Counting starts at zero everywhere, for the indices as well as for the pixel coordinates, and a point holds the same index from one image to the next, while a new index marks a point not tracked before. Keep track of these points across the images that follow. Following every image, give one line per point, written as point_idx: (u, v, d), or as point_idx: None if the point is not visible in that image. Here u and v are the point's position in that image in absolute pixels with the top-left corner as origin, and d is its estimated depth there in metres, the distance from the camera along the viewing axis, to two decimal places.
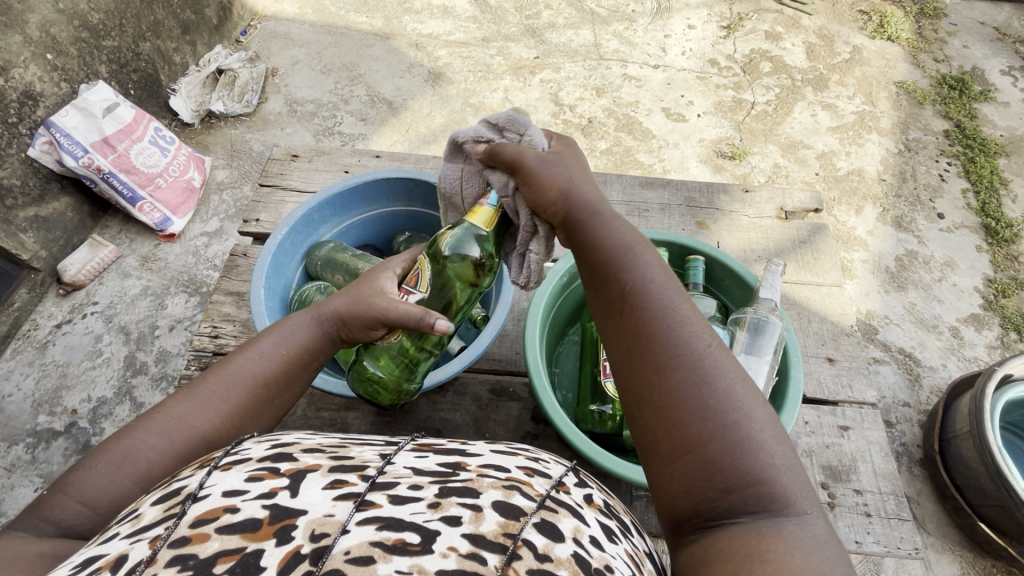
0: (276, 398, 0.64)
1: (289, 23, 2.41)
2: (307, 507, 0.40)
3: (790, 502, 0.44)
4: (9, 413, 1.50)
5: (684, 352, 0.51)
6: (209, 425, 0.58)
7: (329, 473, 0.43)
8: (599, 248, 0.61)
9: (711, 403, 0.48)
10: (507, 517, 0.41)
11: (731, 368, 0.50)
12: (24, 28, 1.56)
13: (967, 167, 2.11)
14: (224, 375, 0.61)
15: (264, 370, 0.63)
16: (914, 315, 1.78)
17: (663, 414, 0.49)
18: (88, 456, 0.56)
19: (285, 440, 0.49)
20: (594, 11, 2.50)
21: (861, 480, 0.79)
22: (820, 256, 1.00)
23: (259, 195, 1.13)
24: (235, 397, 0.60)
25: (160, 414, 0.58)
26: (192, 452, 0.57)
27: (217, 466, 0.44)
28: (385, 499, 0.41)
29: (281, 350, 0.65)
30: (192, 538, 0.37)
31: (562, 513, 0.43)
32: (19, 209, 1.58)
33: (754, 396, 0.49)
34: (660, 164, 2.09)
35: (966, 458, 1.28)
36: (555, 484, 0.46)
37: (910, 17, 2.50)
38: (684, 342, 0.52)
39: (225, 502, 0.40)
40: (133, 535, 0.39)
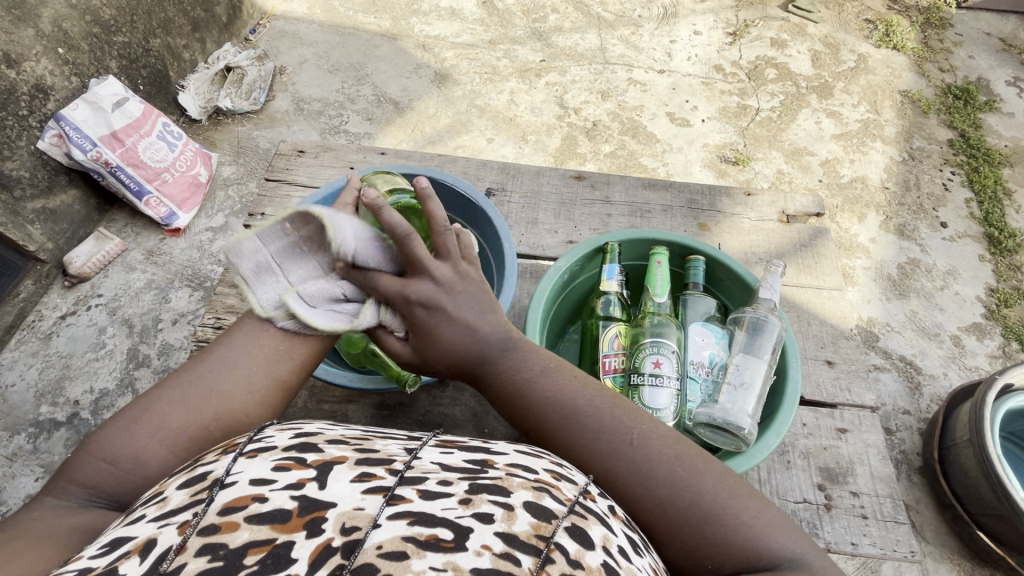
0: (280, 347, 0.63)
1: (297, 23, 2.44)
2: (336, 500, 0.40)
3: (768, 543, 0.52)
4: (13, 402, 1.51)
5: (627, 459, 0.57)
6: (216, 376, 0.59)
7: (356, 466, 0.43)
8: (503, 393, 0.64)
9: (661, 496, 0.55)
10: (539, 519, 0.41)
11: (668, 454, 0.57)
12: (37, 22, 1.58)
13: (971, 177, 2.11)
14: (234, 332, 0.63)
15: (267, 321, 0.63)
16: (915, 323, 1.78)
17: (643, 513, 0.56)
18: (109, 421, 0.58)
19: (308, 430, 0.49)
20: (601, 15, 2.52)
21: (858, 482, 0.79)
22: (821, 260, 1.01)
23: (265, 189, 1.14)
24: (242, 348, 0.61)
25: (174, 373, 0.60)
26: (203, 404, 0.57)
27: (242, 452, 0.44)
28: (415, 494, 0.41)
29: (279, 299, 0.64)
30: (223, 526, 0.38)
31: (591, 520, 0.44)
32: (28, 201, 1.60)
33: (700, 469, 0.56)
34: (663, 168, 2.10)
35: (965, 466, 1.28)
36: (581, 491, 0.47)
37: (916, 27, 2.51)
38: (620, 454, 0.58)
39: (253, 490, 0.40)
40: (160, 519, 0.40)
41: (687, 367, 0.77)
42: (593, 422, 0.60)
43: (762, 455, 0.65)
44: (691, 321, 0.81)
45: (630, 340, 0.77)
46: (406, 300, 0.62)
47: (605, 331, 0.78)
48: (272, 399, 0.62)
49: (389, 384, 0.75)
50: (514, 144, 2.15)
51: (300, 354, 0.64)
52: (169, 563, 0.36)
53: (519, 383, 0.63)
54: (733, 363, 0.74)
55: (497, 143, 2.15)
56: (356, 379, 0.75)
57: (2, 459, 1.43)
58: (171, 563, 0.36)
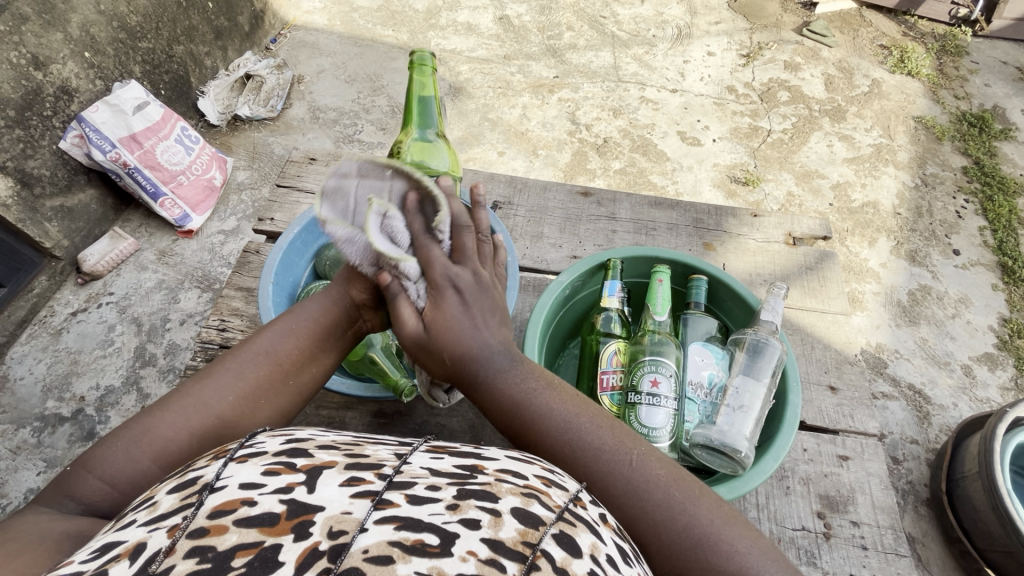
0: (292, 379, 0.65)
1: (317, 34, 2.49)
2: (324, 503, 0.40)
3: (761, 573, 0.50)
4: (20, 396, 1.53)
5: (615, 482, 0.55)
6: (224, 404, 0.60)
7: (346, 471, 0.43)
8: (498, 406, 0.62)
9: (661, 515, 0.53)
10: (526, 525, 0.41)
11: (662, 477, 0.55)
12: (66, 27, 1.62)
13: (985, 205, 2.09)
14: (243, 356, 0.64)
15: (280, 349, 0.65)
16: (926, 351, 1.76)
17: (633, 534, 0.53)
18: (108, 435, 0.57)
19: (299, 435, 0.49)
20: (615, 34, 2.55)
21: (859, 511, 0.78)
22: (827, 284, 1.00)
23: (275, 195, 1.16)
24: (251, 373, 0.63)
25: (179, 394, 0.60)
26: (208, 431, 0.58)
27: (232, 457, 0.45)
28: (402, 499, 0.41)
29: (298, 326, 0.67)
30: (211, 529, 0.38)
31: (580, 527, 0.44)
32: (47, 199, 1.63)
33: (693, 494, 0.54)
34: (673, 187, 2.10)
35: (974, 500, 1.25)
36: (572, 498, 0.47)
37: (931, 54, 2.52)
38: (608, 470, 0.56)
39: (242, 494, 0.40)
40: (150, 523, 0.40)
41: (686, 388, 0.76)
42: (581, 432, 0.58)
43: (760, 480, 0.64)
44: (691, 340, 0.80)
45: (628, 358, 0.77)
46: (449, 270, 0.63)
47: (604, 347, 0.78)
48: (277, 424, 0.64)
49: (385, 393, 0.75)
50: (525, 157, 2.16)
51: (307, 387, 0.67)
52: (157, 565, 0.36)
53: (516, 399, 0.61)
54: (733, 384, 0.73)
55: (508, 156, 2.17)
56: (352, 386, 0.76)
57: (6, 451, 1.44)
58: (159, 565, 0.36)
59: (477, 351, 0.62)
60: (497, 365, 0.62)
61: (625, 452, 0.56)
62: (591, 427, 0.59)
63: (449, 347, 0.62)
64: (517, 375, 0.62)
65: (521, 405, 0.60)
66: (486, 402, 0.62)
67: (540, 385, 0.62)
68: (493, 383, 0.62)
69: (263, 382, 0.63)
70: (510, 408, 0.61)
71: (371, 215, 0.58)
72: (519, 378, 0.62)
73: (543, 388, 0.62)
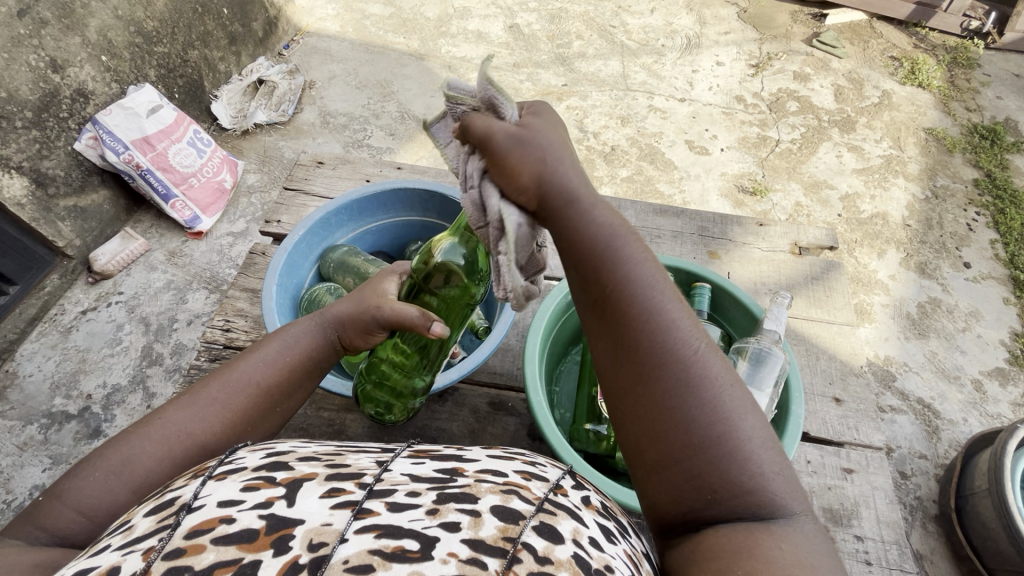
0: (277, 406, 0.65)
1: (329, 40, 2.53)
2: (304, 516, 0.40)
3: (778, 502, 0.44)
4: (28, 393, 1.55)
5: (671, 360, 0.47)
6: (209, 434, 0.59)
7: (326, 482, 0.43)
8: (577, 242, 0.51)
9: (698, 414, 0.46)
10: (506, 521, 0.41)
11: (723, 375, 0.47)
12: (84, 31, 1.66)
13: (997, 218, 2.06)
14: (226, 382, 0.62)
15: (267, 377, 0.64)
16: (935, 364, 1.73)
17: (661, 419, 0.47)
18: (84, 465, 0.56)
19: (280, 449, 0.49)
20: (625, 43, 2.57)
21: (863, 526, 0.76)
22: (832, 293, 0.99)
23: (283, 198, 1.17)
24: (236, 400, 0.62)
25: (158, 421, 0.58)
26: (191, 461, 0.58)
27: (211, 475, 0.45)
28: (383, 507, 0.41)
29: (283, 355, 0.66)
30: (187, 549, 0.38)
31: (560, 515, 0.43)
32: (61, 199, 1.66)
33: (747, 403, 0.47)
34: (680, 196, 2.09)
35: (984, 518, 1.23)
36: (552, 487, 0.47)
37: (942, 66, 2.51)
38: (672, 344, 0.48)
39: (220, 512, 0.40)
40: (125, 547, 0.40)
41: None
42: (661, 299, 0.50)
43: None
44: None
45: None
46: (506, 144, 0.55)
47: None
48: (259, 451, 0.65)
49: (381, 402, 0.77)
50: None
51: (287, 412, 0.68)
52: None
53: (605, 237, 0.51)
54: None
55: None
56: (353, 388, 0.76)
57: (12, 448, 1.46)
58: None
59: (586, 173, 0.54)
60: (593, 198, 0.52)
61: (695, 336, 0.48)
62: (672, 297, 0.50)
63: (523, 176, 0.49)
64: (608, 217, 0.52)
65: (605, 249, 0.51)
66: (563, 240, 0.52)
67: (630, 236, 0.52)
68: (580, 218, 0.51)
69: (249, 408, 0.63)
70: (584, 252, 0.51)
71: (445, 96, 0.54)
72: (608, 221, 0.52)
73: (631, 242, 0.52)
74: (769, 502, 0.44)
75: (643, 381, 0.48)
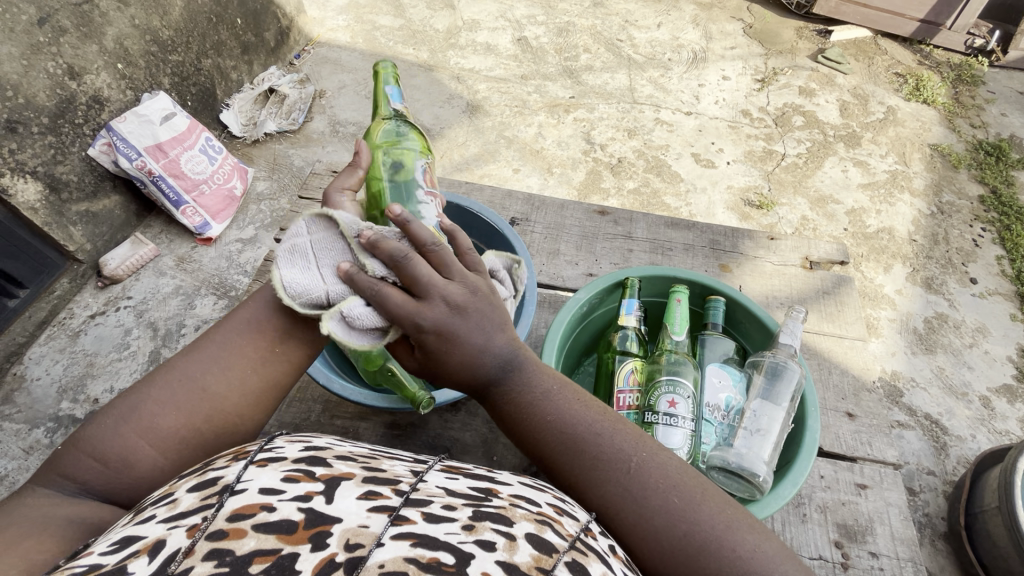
0: (276, 348, 0.63)
1: (340, 51, 2.57)
2: (342, 515, 0.41)
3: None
4: (35, 396, 1.55)
5: (618, 484, 0.57)
6: (211, 380, 0.60)
7: (363, 484, 0.45)
8: (516, 404, 0.62)
9: (661, 521, 0.54)
10: (540, 551, 0.42)
11: (664, 482, 0.56)
12: (101, 39, 1.68)
13: (1003, 234, 2.07)
14: (225, 328, 0.63)
15: (262, 319, 0.63)
16: (943, 380, 1.73)
17: (637, 535, 0.55)
18: (100, 412, 0.59)
19: (317, 444, 0.51)
20: (632, 56, 2.60)
21: (878, 543, 0.76)
22: (844, 308, 0.99)
23: (297, 207, 1.18)
24: (235, 346, 0.62)
25: (167, 371, 0.61)
26: (195, 409, 0.59)
27: (253, 461, 0.46)
28: (419, 516, 0.42)
29: (277, 293, 0.65)
30: (230, 532, 0.39)
31: (591, 557, 0.45)
32: (73, 203, 1.68)
33: (695, 497, 0.56)
34: (687, 209, 2.10)
35: (994, 536, 1.22)
36: (583, 528, 0.49)
37: (947, 82, 2.53)
38: (617, 468, 0.58)
39: (262, 499, 0.41)
40: (170, 521, 0.41)
41: (702, 409, 0.75)
42: (593, 435, 0.60)
43: (777, 505, 0.62)
44: (709, 361, 0.80)
45: (646, 377, 0.77)
46: (418, 319, 0.57)
47: (622, 365, 0.78)
48: (264, 399, 0.63)
49: (402, 405, 0.74)
50: (540, 175, 2.18)
51: (299, 358, 0.65)
52: (176, 565, 0.37)
53: (534, 398, 0.62)
54: (750, 408, 0.73)
55: (523, 173, 2.19)
56: (369, 397, 0.76)
57: (19, 451, 1.46)
58: (177, 565, 0.37)
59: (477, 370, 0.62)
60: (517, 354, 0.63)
61: (629, 454, 0.58)
62: (598, 425, 0.61)
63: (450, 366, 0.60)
64: (530, 379, 0.63)
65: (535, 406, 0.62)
66: (503, 400, 0.63)
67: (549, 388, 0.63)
68: (515, 384, 0.63)
69: (248, 353, 0.62)
70: (521, 411, 0.62)
71: (331, 322, 0.56)
72: (531, 381, 0.63)
73: (554, 391, 0.63)
74: None
75: (611, 512, 0.56)
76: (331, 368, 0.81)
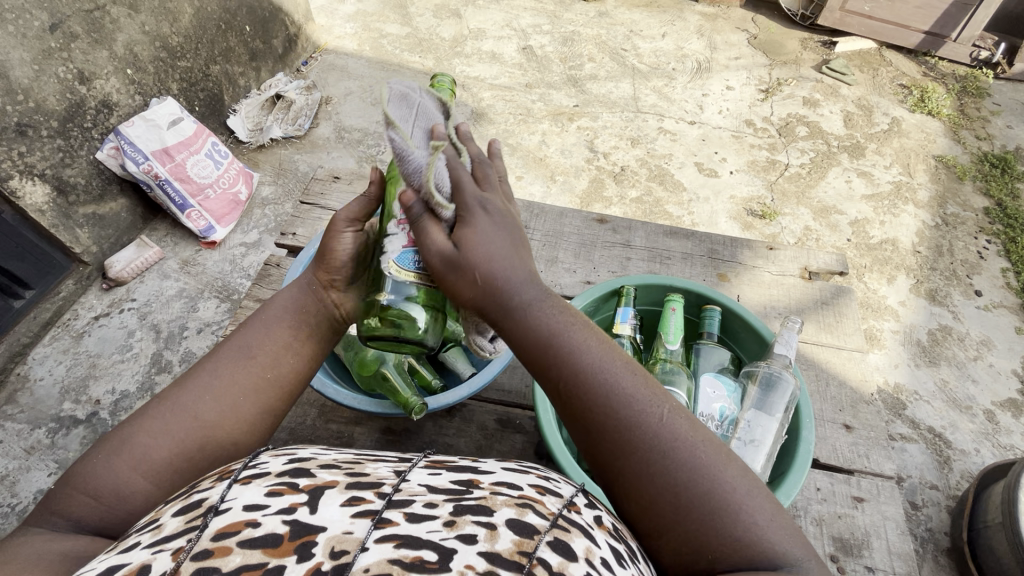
0: (268, 372, 0.65)
1: (347, 58, 2.59)
2: (326, 524, 0.41)
3: (775, 547, 0.47)
4: (38, 397, 1.57)
5: (640, 435, 0.51)
6: (203, 406, 0.60)
7: (346, 491, 0.45)
8: (529, 335, 0.55)
9: (679, 477, 0.50)
10: (522, 535, 0.42)
11: (688, 436, 0.51)
12: (112, 45, 1.71)
13: (1008, 247, 2.06)
14: (215, 356, 0.64)
15: (254, 345, 0.65)
16: (946, 394, 1.71)
17: (644, 492, 0.51)
18: (89, 452, 0.59)
19: (301, 455, 0.51)
20: (636, 66, 2.61)
21: (874, 557, 0.75)
22: (843, 319, 0.99)
23: (299, 211, 1.19)
24: (227, 372, 0.63)
25: (158, 401, 0.61)
26: (189, 435, 0.59)
27: (236, 479, 0.46)
28: (401, 517, 0.42)
29: (267, 321, 0.67)
30: (215, 551, 0.39)
31: (574, 533, 0.45)
32: (80, 206, 1.70)
33: (717, 456, 0.51)
34: (689, 218, 2.10)
35: (997, 552, 1.20)
36: (567, 504, 0.48)
37: (952, 94, 2.53)
38: (639, 416, 0.52)
39: (245, 516, 0.42)
40: (154, 545, 0.41)
41: (696, 419, 0.75)
42: (620, 376, 0.54)
43: None
44: (703, 370, 0.80)
45: None
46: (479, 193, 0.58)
47: None
48: (257, 422, 0.64)
49: (395, 410, 0.75)
50: (543, 183, 2.19)
51: (289, 382, 0.66)
52: None
53: (551, 331, 0.55)
54: (744, 418, 0.73)
55: (526, 181, 2.20)
56: (363, 402, 0.76)
57: (20, 451, 1.47)
58: None
59: (507, 280, 0.55)
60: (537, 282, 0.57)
61: (655, 404, 0.53)
62: (622, 368, 0.54)
63: (480, 267, 0.55)
64: (548, 309, 0.56)
65: (551, 342, 0.54)
66: (516, 330, 0.55)
67: (573, 321, 0.56)
68: (531, 312, 0.55)
69: (241, 378, 0.63)
70: (536, 345, 0.55)
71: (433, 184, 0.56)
72: (553, 313, 0.56)
73: (578, 326, 0.56)
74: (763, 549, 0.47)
75: (626, 458, 0.52)
76: (326, 374, 0.82)
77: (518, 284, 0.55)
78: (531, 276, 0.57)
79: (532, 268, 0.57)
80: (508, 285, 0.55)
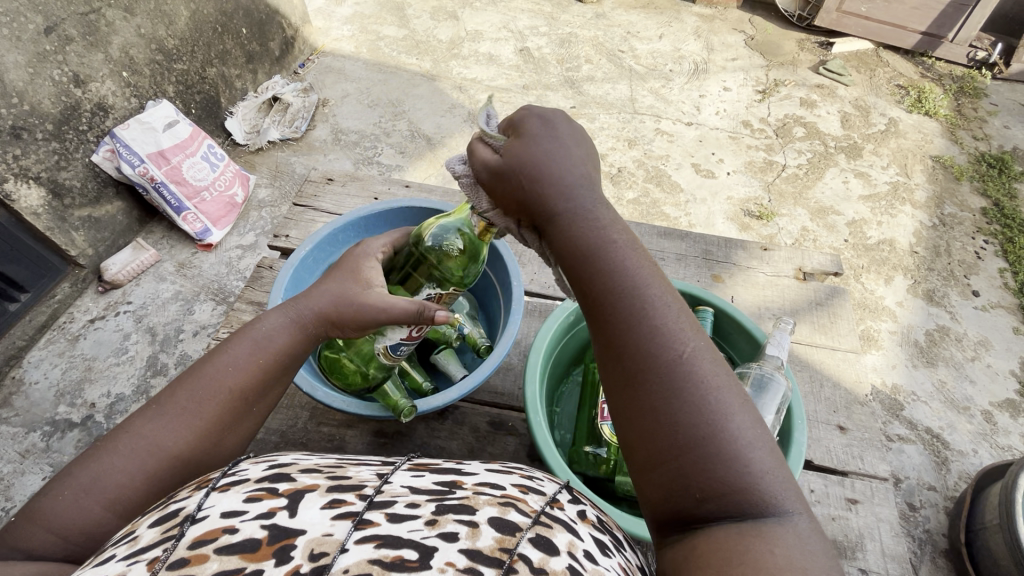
0: (253, 407, 0.64)
1: (344, 60, 2.60)
2: (305, 526, 0.41)
3: (770, 499, 0.44)
4: (33, 400, 1.56)
5: (652, 367, 0.48)
6: (181, 444, 0.59)
7: (327, 493, 0.44)
8: (573, 245, 0.54)
9: (682, 417, 0.46)
10: (503, 532, 0.42)
11: (707, 376, 0.47)
12: (108, 48, 1.71)
13: (1005, 247, 2.05)
14: (194, 388, 0.61)
15: (237, 380, 0.63)
16: (944, 394, 1.70)
17: (640, 421, 0.48)
18: (54, 484, 0.56)
19: (282, 460, 0.50)
20: (633, 68, 2.61)
21: (868, 558, 0.75)
22: (837, 320, 0.99)
23: (292, 214, 1.19)
24: (208, 408, 0.61)
25: (130, 434, 0.58)
26: (167, 471, 0.58)
27: (214, 487, 0.46)
28: (382, 518, 0.42)
29: (253, 357, 0.64)
30: (192, 558, 0.39)
31: (557, 528, 0.45)
32: (76, 209, 1.70)
33: (732, 403, 0.47)
34: (686, 219, 2.10)
35: (995, 554, 1.19)
36: (549, 501, 0.48)
37: (949, 95, 2.53)
38: (665, 342, 0.49)
39: (223, 523, 0.41)
40: (130, 556, 0.41)
41: None
42: (659, 308, 0.51)
43: None
44: None
45: None
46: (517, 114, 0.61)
47: None
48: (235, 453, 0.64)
49: (384, 413, 0.75)
50: None
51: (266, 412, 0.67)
52: None
53: (602, 241, 0.54)
54: None
55: None
56: (354, 405, 0.76)
57: (15, 455, 1.46)
58: None
59: (561, 188, 0.56)
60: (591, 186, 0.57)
61: (679, 341, 0.49)
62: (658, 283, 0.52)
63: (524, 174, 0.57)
64: (600, 216, 0.55)
65: (597, 253, 0.53)
66: (564, 234, 0.55)
67: (621, 232, 0.55)
68: (582, 218, 0.55)
69: (224, 413, 0.62)
70: (580, 251, 0.54)
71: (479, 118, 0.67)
72: (604, 224, 0.55)
73: (627, 245, 0.54)
74: (756, 497, 0.44)
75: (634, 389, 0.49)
76: (318, 378, 0.81)
77: (575, 186, 0.56)
78: (587, 180, 0.57)
79: (593, 179, 0.58)
80: (564, 190, 0.56)
